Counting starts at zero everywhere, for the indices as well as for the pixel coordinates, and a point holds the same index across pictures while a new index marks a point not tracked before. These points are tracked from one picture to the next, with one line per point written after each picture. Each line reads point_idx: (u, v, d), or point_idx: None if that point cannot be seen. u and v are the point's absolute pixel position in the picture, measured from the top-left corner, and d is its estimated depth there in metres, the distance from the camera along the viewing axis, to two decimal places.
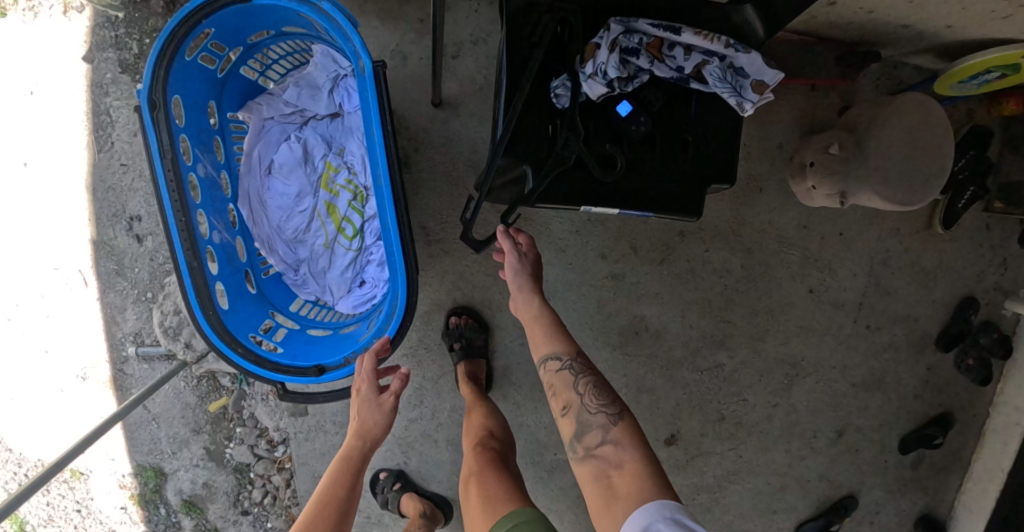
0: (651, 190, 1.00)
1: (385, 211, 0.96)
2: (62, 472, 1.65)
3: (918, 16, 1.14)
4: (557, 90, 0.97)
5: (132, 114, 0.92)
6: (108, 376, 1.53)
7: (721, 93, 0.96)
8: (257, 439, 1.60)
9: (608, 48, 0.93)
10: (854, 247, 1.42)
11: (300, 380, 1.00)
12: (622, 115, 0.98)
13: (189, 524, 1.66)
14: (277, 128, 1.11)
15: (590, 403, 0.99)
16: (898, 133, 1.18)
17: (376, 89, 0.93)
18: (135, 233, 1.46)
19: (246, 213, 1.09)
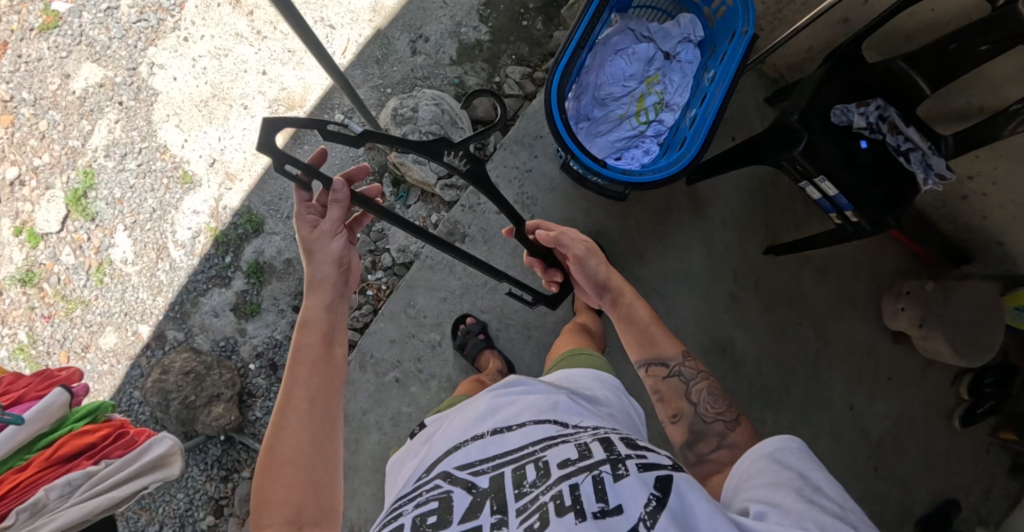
0: (865, 196, 1.31)
1: (708, 114, 1.32)
2: (172, 170, 1.68)
3: (1012, 235, 1.53)
4: (836, 110, 1.31)
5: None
6: (296, 122, 1.69)
7: (915, 171, 1.31)
8: (368, 253, 1.68)
9: (872, 108, 1.31)
10: (892, 395, 1.71)
11: (586, 162, 1.28)
12: (861, 148, 1.31)
13: (239, 286, 1.66)
14: (636, 33, 1.47)
15: (695, 397, 1.02)
16: (973, 303, 1.52)
17: (747, 49, 1.30)
18: (414, 47, 1.72)
19: (588, 62, 1.45)
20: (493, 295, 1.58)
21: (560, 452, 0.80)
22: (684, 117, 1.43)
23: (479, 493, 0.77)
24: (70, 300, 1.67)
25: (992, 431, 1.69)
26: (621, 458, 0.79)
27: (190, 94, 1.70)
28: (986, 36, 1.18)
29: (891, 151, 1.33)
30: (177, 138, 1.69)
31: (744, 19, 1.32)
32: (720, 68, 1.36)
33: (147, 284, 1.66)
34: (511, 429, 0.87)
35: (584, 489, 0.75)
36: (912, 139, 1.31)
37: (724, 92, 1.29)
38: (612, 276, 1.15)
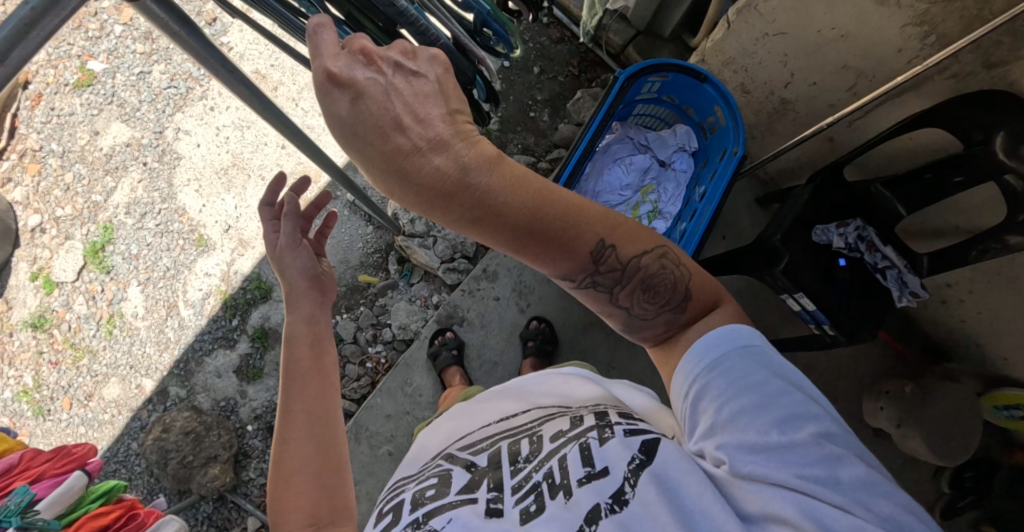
0: (841, 313, 1.44)
1: (698, 229, 1.47)
2: (189, 231, 1.76)
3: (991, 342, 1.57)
4: (818, 231, 1.45)
5: (611, 76, 1.47)
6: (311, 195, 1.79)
7: (890, 288, 1.43)
8: (369, 326, 1.74)
9: (852, 228, 1.43)
10: None
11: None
12: (838, 265, 1.46)
13: (244, 348, 1.72)
14: (633, 146, 1.66)
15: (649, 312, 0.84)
16: (948, 405, 1.57)
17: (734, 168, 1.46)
18: None
19: (589, 170, 1.62)
20: (489, 378, 1.64)
21: (554, 425, 0.89)
22: (675, 228, 1.57)
23: (478, 471, 0.86)
24: (78, 349, 1.73)
25: (974, 524, 1.68)
26: (609, 422, 0.85)
27: (212, 160, 1.79)
28: (958, 170, 1.27)
29: (869, 268, 1.46)
30: (196, 201, 1.77)
31: (733, 141, 1.51)
32: (709, 185, 1.53)
33: (154, 340, 1.72)
34: (517, 415, 0.98)
35: (571, 456, 0.81)
36: (889, 257, 1.43)
37: (712, 210, 1.47)
38: (519, 199, 0.67)
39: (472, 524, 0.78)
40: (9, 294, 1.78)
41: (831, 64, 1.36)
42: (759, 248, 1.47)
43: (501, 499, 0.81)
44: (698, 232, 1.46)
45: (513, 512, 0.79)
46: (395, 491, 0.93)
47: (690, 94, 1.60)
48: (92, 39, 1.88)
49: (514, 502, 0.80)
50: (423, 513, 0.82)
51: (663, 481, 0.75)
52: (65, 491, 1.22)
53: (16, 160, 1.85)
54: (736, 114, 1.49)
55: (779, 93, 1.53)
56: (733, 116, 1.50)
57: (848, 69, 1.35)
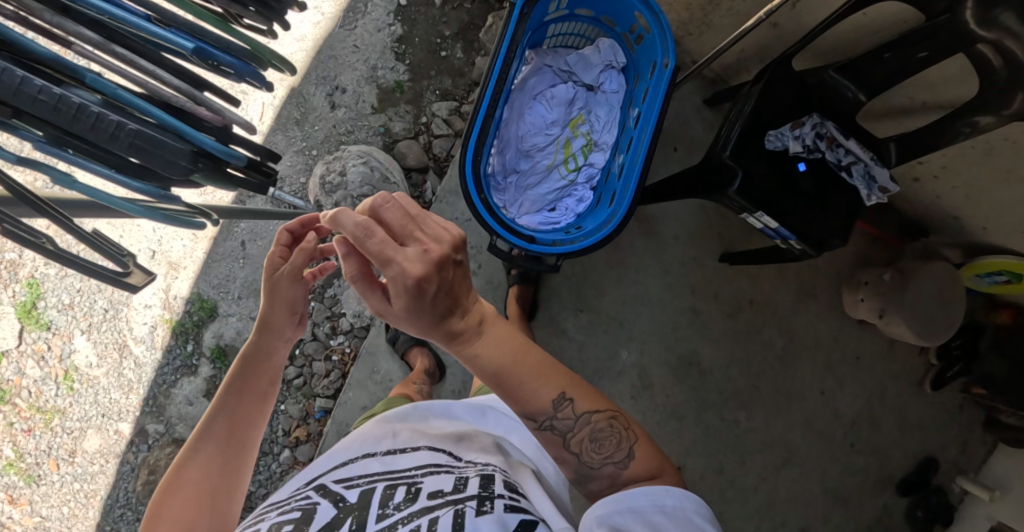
0: (807, 223, 1.28)
1: (637, 160, 1.27)
2: (116, 268, 1.66)
3: (968, 211, 1.49)
4: (771, 137, 1.26)
5: (507, 4, 1.26)
6: (228, 199, 1.65)
7: (858, 186, 1.27)
8: (325, 320, 1.67)
9: (808, 127, 1.24)
10: (864, 375, 1.76)
11: (513, 240, 1.23)
12: (799, 171, 1.27)
13: (206, 371, 1.68)
14: (551, 74, 1.43)
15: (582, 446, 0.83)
16: (931, 287, 1.52)
17: (669, 81, 1.26)
18: (332, 100, 1.66)
19: (506, 115, 1.39)
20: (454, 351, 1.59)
21: (435, 481, 0.86)
22: (614, 161, 1.38)
23: (345, 509, 0.83)
24: (46, 411, 1.69)
25: (964, 387, 1.77)
26: (492, 495, 0.84)
27: (115, 187, 1.65)
28: (922, 44, 1.10)
29: (832, 167, 1.28)
30: (112, 235, 1.66)
31: (662, 50, 1.28)
32: (643, 106, 1.32)
33: (117, 384, 1.69)
34: (403, 451, 0.94)
35: (442, 521, 0.79)
36: (853, 151, 1.26)
37: (650, 135, 1.25)
38: (409, 330, 0.78)
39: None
40: None
41: None
42: (710, 167, 1.29)
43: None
44: (638, 164, 1.25)
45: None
46: (254, 517, 0.85)
47: (604, 1, 1.36)
48: None
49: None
50: None
51: None
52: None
53: None
54: (662, 16, 1.27)
55: None
56: (656, 20, 1.28)
57: None
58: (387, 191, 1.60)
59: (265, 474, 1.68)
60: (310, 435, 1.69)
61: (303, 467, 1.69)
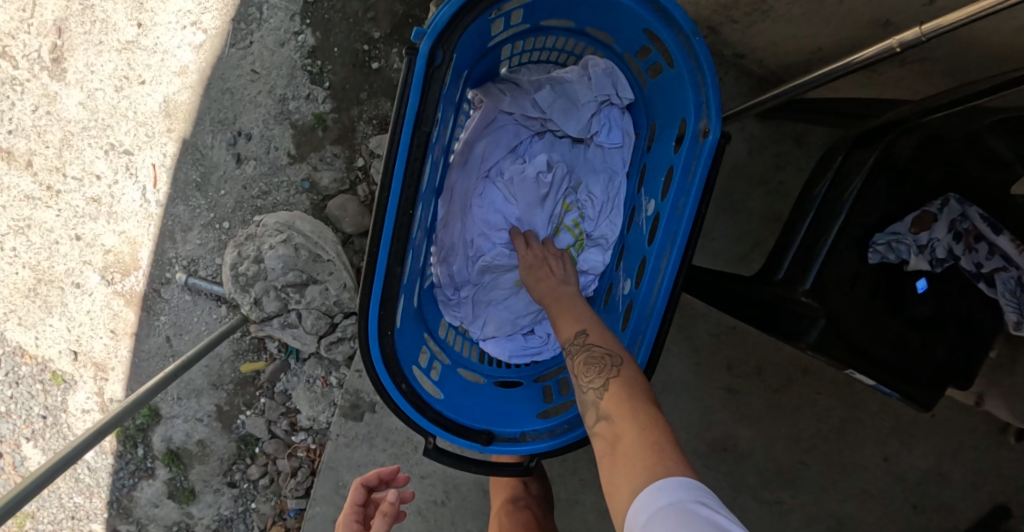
0: (912, 367, 0.80)
1: (656, 301, 0.79)
2: (42, 371, 1.43)
3: None
4: (878, 246, 0.78)
5: (405, 54, 0.71)
6: (140, 288, 1.34)
7: (1003, 306, 0.78)
8: (280, 417, 1.39)
9: (942, 226, 0.77)
10: (943, 433, 1.28)
11: (463, 444, 0.81)
12: (918, 292, 0.79)
13: (164, 474, 1.47)
14: (514, 127, 0.94)
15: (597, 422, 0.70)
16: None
17: (706, 168, 0.76)
18: (237, 152, 1.25)
19: (443, 212, 0.92)
20: (429, 458, 1.30)
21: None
22: (620, 268, 0.92)
23: None
24: (16, 515, 1.56)
25: None
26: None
27: (13, 282, 1.37)
28: None
29: (969, 276, 0.80)
30: (26, 336, 1.40)
31: (696, 109, 0.77)
32: (662, 198, 0.83)
33: (76, 489, 1.52)
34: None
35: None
36: (1005, 253, 0.77)
37: (673, 266, 0.77)
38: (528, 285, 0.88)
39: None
40: None
41: None
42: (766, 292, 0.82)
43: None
44: (652, 313, 0.78)
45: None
46: None
47: (591, 10, 0.84)
48: None
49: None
50: None
51: None
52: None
53: None
54: (695, 50, 0.75)
55: None
56: (682, 53, 0.76)
57: None
58: (319, 273, 1.21)
59: None
60: None
61: None
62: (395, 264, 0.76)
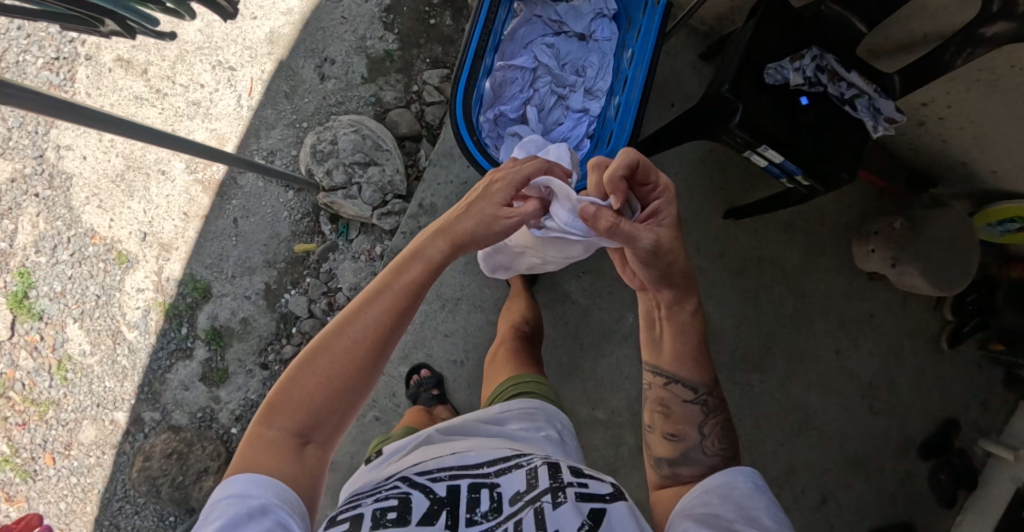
0: (811, 153, 1.25)
1: (635, 100, 1.28)
2: (108, 252, 1.63)
3: (978, 157, 1.39)
4: (771, 70, 1.24)
5: None
6: (219, 177, 1.62)
7: (863, 118, 1.24)
8: (320, 296, 1.62)
9: (809, 59, 1.23)
10: (881, 329, 1.63)
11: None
12: (802, 105, 1.24)
13: (203, 354, 1.64)
14: (540, 26, 1.41)
15: (684, 385, 1.00)
16: (948, 230, 1.42)
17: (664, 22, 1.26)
18: (322, 72, 1.62)
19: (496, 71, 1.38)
20: (454, 317, 1.57)
21: (512, 479, 0.95)
22: (609, 105, 1.38)
23: (437, 499, 0.91)
24: (40, 403, 1.65)
25: (982, 343, 1.62)
26: (563, 486, 0.94)
27: (104, 169, 1.62)
28: None
29: (836, 101, 1.25)
30: (102, 217, 1.62)
31: None
32: (637, 45, 1.33)
33: (111, 371, 1.64)
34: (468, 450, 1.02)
35: (528, 521, 0.89)
36: (856, 84, 1.23)
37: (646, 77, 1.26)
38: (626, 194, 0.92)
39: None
40: None
41: None
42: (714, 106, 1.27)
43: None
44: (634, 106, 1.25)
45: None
46: (350, 504, 0.93)
47: None
48: None
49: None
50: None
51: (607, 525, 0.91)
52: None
53: None
54: None
55: None
56: None
57: None
58: (380, 158, 1.56)
59: None
60: None
61: None
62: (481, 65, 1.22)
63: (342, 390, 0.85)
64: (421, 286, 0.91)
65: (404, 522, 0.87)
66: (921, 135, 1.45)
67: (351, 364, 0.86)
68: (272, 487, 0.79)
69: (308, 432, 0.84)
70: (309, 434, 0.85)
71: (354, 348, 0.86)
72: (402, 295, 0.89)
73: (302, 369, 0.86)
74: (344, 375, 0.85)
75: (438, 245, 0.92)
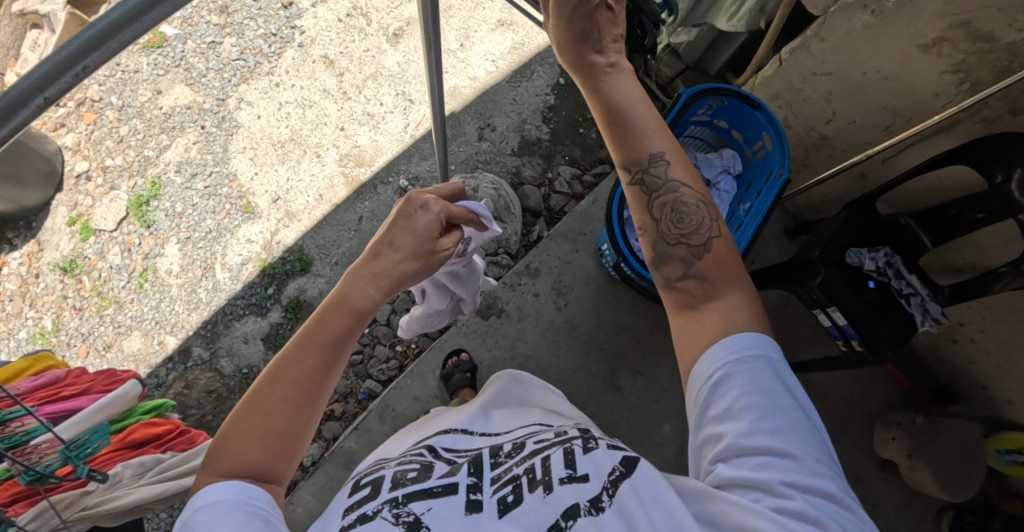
0: (871, 327, 1.50)
1: (742, 242, 1.49)
2: (238, 199, 1.77)
3: (996, 381, 1.61)
4: (852, 254, 1.52)
5: (673, 96, 1.50)
6: (362, 177, 1.80)
7: (915, 314, 1.51)
8: (404, 310, 1.76)
9: (880, 255, 1.51)
10: (877, 520, 1.72)
11: (636, 265, 1.42)
12: (869, 287, 1.51)
13: (276, 315, 1.68)
14: None
15: (660, 173, 0.91)
16: (958, 441, 1.60)
17: (779, 192, 1.50)
18: (482, 134, 1.86)
19: None
20: (520, 370, 1.68)
21: (539, 436, 1.02)
22: None
23: (455, 464, 0.99)
24: (105, 298, 1.69)
25: None
26: (593, 436, 0.97)
27: (270, 132, 1.81)
28: (982, 207, 1.38)
29: (895, 294, 1.53)
30: (248, 169, 1.78)
31: (780, 164, 1.53)
32: (756, 201, 1.55)
33: (185, 298, 1.70)
34: (498, 431, 1.13)
35: (555, 458, 0.91)
36: (913, 285, 1.52)
37: (756, 225, 1.47)
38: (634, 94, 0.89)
39: (454, 505, 0.88)
40: (43, 236, 1.73)
41: (872, 104, 1.51)
42: (798, 264, 1.54)
43: (480, 489, 0.91)
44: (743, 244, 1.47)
45: (490, 498, 0.89)
46: (377, 467, 1.08)
47: (740, 120, 1.61)
48: None
49: (493, 492, 0.90)
50: (404, 492, 0.91)
51: (641, 492, 0.82)
52: (124, 396, 1.06)
53: (72, 108, 1.80)
54: (785, 141, 1.51)
55: (818, 129, 1.65)
56: (779, 142, 1.53)
57: (887, 109, 1.49)
58: (506, 218, 1.75)
59: None
60: (344, 414, 1.71)
61: (323, 443, 1.69)
62: None
63: (295, 418, 0.82)
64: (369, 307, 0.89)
65: (424, 478, 0.95)
66: (953, 352, 1.67)
67: (296, 388, 0.83)
68: (245, 493, 0.77)
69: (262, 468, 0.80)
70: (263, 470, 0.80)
71: (297, 379, 0.83)
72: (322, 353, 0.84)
73: (248, 406, 0.81)
74: (284, 422, 0.81)
75: (351, 305, 0.88)
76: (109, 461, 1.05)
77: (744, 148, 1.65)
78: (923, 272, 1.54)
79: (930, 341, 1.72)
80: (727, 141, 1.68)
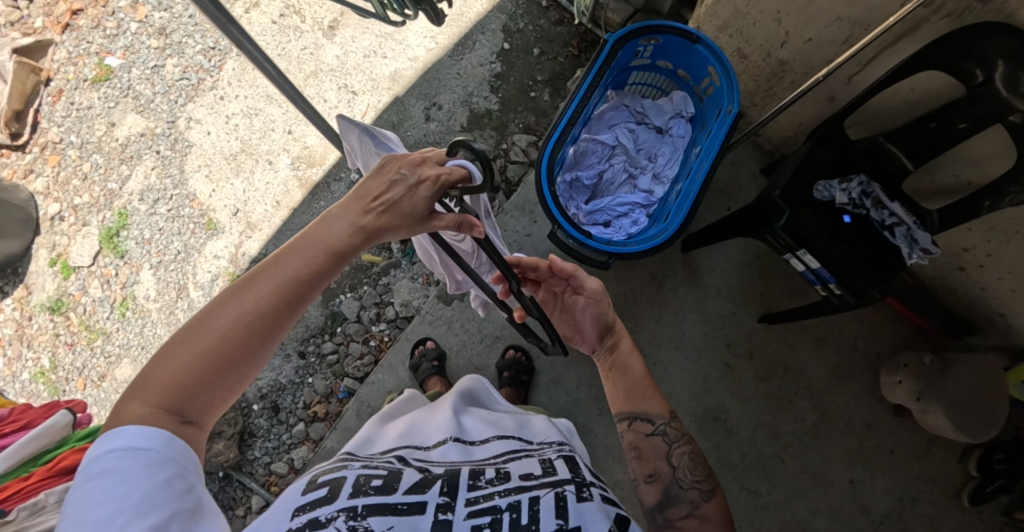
0: (850, 267, 1.35)
1: (692, 191, 1.36)
2: (199, 217, 1.78)
3: (1013, 307, 1.44)
4: (820, 189, 1.37)
5: (600, 41, 1.37)
6: (315, 178, 1.78)
7: (901, 246, 1.34)
8: (373, 304, 1.76)
9: (854, 185, 1.34)
10: (896, 467, 1.59)
11: (572, 233, 1.33)
12: (843, 222, 1.36)
13: None
14: (626, 114, 1.55)
15: (667, 427, 1.01)
16: (973, 378, 1.45)
17: (729, 130, 1.36)
18: (428, 114, 1.80)
19: (581, 144, 1.51)
20: (490, 354, 1.64)
21: (523, 466, 0.95)
22: (672, 190, 1.47)
23: (428, 476, 0.91)
24: (93, 330, 1.76)
25: (1005, 510, 1.54)
26: (587, 483, 0.92)
27: (221, 147, 1.81)
28: (962, 115, 1.20)
29: (876, 225, 1.37)
30: (206, 187, 1.80)
31: (728, 100, 1.39)
32: (706, 144, 1.41)
33: (165, 321, 1.74)
34: (474, 445, 1.02)
35: (544, 501, 0.86)
36: (897, 213, 1.34)
37: (706, 170, 1.34)
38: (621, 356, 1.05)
39: (419, 530, 0.82)
40: (31, 279, 1.82)
41: (825, 17, 1.33)
42: (762, 209, 1.41)
43: (452, 510, 0.85)
44: (691, 194, 1.34)
45: (462, 524, 0.84)
46: (336, 464, 0.93)
47: (683, 57, 1.47)
48: (110, 37, 1.89)
49: (467, 516, 0.85)
50: (366, 504, 0.82)
51: None
52: (44, 430, 1.16)
53: (38, 153, 1.87)
54: (732, 72, 1.36)
55: (776, 55, 1.48)
56: (726, 75, 1.38)
57: (842, 20, 1.31)
58: None
59: (274, 443, 1.71)
60: (328, 414, 1.72)
61: (312, 445, 1.71)
62: (569, 128, 1.36)
63: (227, 362, 0.78)
64: (344, 254, 0.86)
65: (391, 490, 0.86)
66: (962, 280, 1.50)
67: (244, 331, 0.79)
68: (171, 445, 0.74)
69: (189, 408, 0.77)
70: (188, 411, 0.77)
71: (250, 323, 0.79)
72: (285, 294, 0.81)
73: (190, 332, 0.78)
74: (218, 360, 0.78)
75: (328, 243, 0.84)
76: (34, 490, 1.10)
77: (694, 87, 1.51)
78: (907, 198, 1.37)
79: (935, 270, 1.55)
80: (677, 83, 1.54)
